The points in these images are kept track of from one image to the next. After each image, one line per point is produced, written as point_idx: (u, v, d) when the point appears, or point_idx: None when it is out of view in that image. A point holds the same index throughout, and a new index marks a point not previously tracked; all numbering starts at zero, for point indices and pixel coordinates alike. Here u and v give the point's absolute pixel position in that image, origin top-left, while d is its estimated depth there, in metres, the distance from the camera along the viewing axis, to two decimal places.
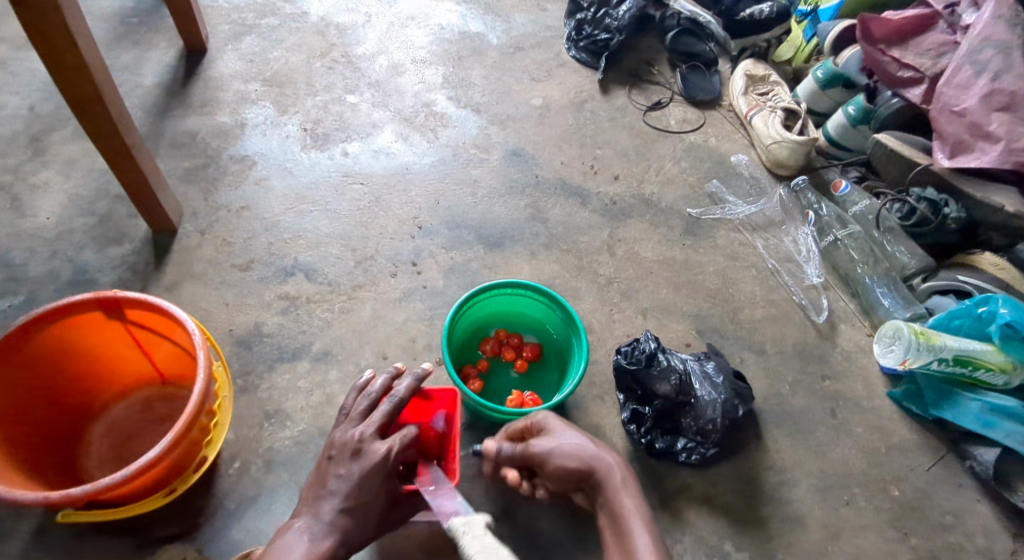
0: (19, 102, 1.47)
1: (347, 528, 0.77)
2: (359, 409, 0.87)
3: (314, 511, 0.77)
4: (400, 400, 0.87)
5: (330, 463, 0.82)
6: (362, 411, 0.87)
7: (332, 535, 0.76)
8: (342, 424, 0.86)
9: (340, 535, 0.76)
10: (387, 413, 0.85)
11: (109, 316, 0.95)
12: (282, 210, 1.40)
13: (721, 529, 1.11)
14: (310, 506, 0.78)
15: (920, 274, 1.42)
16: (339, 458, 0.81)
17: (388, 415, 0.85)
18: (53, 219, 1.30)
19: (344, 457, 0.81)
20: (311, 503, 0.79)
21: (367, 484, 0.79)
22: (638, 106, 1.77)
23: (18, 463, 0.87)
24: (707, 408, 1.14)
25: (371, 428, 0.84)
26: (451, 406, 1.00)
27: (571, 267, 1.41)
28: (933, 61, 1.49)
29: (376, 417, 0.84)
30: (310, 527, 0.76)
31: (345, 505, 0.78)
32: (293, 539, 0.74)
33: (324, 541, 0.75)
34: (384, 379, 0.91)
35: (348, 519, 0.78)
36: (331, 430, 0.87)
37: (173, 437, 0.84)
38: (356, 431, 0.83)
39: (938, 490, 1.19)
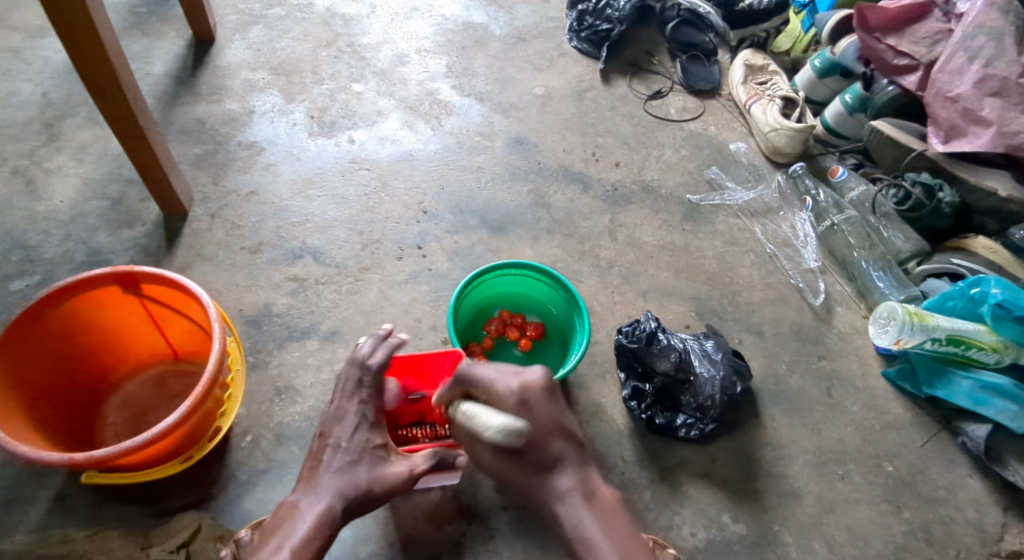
0: (32, 89, 1.50)
1: (342, 488, 0.85)
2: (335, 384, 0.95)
3: (310, 482, 0.86)
4: (360, 357, 0.94)
5: (321, 437, 0.90)
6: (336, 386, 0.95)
7: (326, 495, 0.83)
8: (326, 403, 0.95)
9: (336, 493, 0.84)
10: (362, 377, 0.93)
11: (125, 291, 0.98)
12: (290, 195, 1.43)
13: (719, 501, 1.14)
14: (307, 479, 0.87)
15: (915, 258, 1.44)
16: (327, 431, 0.90)
17: (354, 378, 0.93)
18: (67, 202, 1.33)
19: (329, 429, 0.90)
20: (308, 476, 0.87)
21: (352, 444, 0.88)
22: (639, 95, 1.80)
23: (38, 431, 0.90)
24: (706, 384, 1.18)
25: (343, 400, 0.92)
26: (456, 365, 0.99)
27: (572, 251, 1.44)
28: (928, 49, 1.52)
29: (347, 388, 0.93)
30: (308, 495, 0.84)
31: (337, 467, 0.86)
32: (295, 505, 0.82)
33: (322, 500, 0.82)
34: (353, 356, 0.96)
35: (342, 479, 0.85)
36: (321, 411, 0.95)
37: (189, 405, 0.87)
38: (335, 404, 0.93)
39: (931, 465, 1.23)
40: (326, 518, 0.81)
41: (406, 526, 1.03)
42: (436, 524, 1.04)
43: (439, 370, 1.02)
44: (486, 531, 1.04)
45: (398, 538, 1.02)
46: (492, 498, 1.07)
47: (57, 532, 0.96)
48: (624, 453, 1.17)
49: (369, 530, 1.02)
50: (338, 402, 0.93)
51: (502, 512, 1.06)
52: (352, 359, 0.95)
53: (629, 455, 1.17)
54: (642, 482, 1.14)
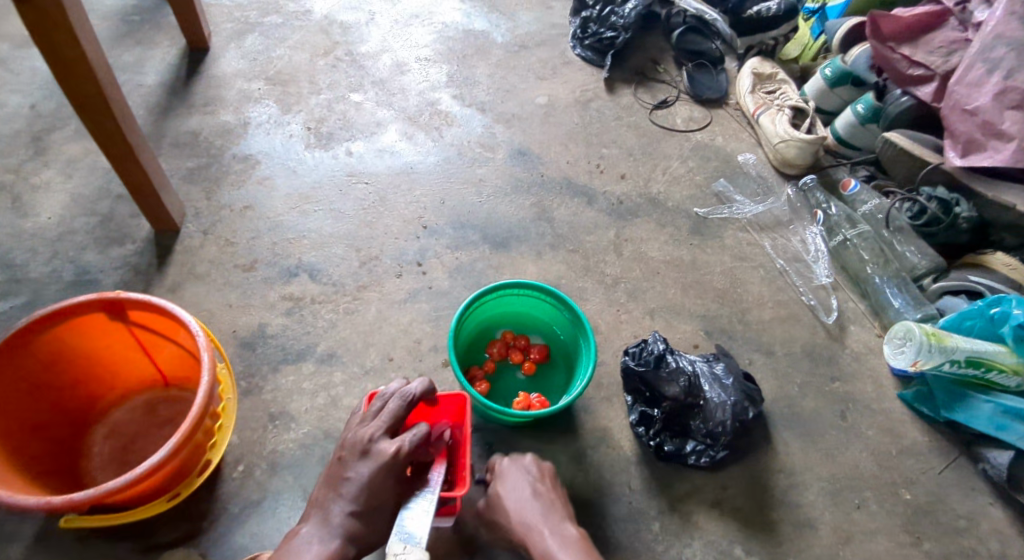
0: (20, 100, 1.46)
1: (353, 531, 0.78)
2: (372, 407, 0.87)
3: (323, 515, 0.79)
4: (412, 396, 0.85)
5: (341, 463, 0.82)
6: (373, 410, 0.86)
7: (339, 536, 0.77)
8: (354, 425, 0.86)
9: (349, 536, 0.78)
10: (400, 408, 0.85)
11: (111, 317, 0.94)
12: (286, 210, 1.39)
13: (730, 533, 1.09)
14: (320, 507, 0.80)
15: (930, 275, 1.40)
16: (348, 459, 0.81)
17: (397, 414, 0.84)
18: (55, 219, 1.29)
19: (351, 460, 0.81)
20: (321, 505, 0.81)
21: (373, 486, 0.79)
22: (644, 105, 1.75)
23: (19, 468, 0.85)
24: (717, 410, 1.12)
25: (378, 429, 0.83)
26: (463, 408, 0.96)
27: (577, 267, 1.40)
28: (943, 58, 1.47)
29: (385, 416, 0.84)
30: (318, 532, 0.78)
31: (352, 508, 0.79)
32: (304, 540, 0.77)
33: (334, 542, 0.77)
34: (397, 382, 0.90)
35: (357, 522, 0.79)
36: (348, 427, 0.87)
37: (177, 441, 0.82)
38: (366, 430, 0.83)
39: (950, 493, 1.18)
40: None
41: None
42: None
43: (441, 414, 1.00)
44: None
45: None
46: None
47: None
48: (632, 481, 1.12)
49: None
50: (370, 430, 0.84)
51: (505, 544, 1.02)
52: (400, 392, 0.86)
53: (636, 483, 1.12)
54: (651, 513, 1.10)
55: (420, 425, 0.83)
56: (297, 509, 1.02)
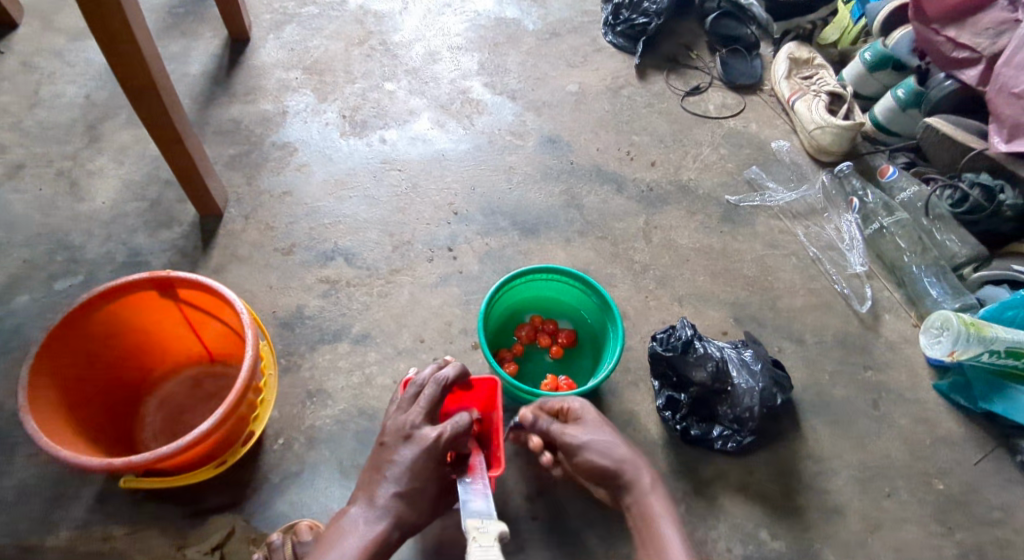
0: (75, 90, 1.54)
1: (400, 513, 0.82)
2: (407, 395, 0.89)
3: (369, 497, 0.82)
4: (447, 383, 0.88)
5: (384, 449, 0.85)
6: (410, 397, 0.89)
7: (385, 518, 0.80)
8: (393, 411, 0.89)
9: (394, 517, 0.81)
10: (438, 396, 0.88)
11: (162, 295, 0.99)
12: (322, 196, 1.43)
13: (757, 517, 1.10)
14: (366, 491, 0.84)
15: (971, 263, 1.36)
16: (392, 444, 0.85)
17: (435, 400, 0.87)
18: (108, 203, 1.36)
19: (396, 446, 0.84)
20: (367, 489, 0.84)
21: (417, 469, 0.82)
22: (676, 91, 1.74)
23: (80, 433, 0.91)
24: (744, 396, 1.12)
25: (418, 415, 0.86)
26: (492, 394, 0.99)
27: (605, 253, 1.41)
28: (991, 40, 1.37)
29: (423, 403, 0.87)
30: (367, 512, 0.81)
31: (398, 490, 0.82)
32: (352, 521, 0.80)
33: (378, 523, 0.80)
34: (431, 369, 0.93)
35: (402, 503, 0.82)
36: (386, 415, 0.90)
37: (224, 411, 0.87)
38: (406, 417, 0.86)
39: (986, 484, 1.16)
40: (381, 544, 0.79)
41: (437, 532, 1.02)
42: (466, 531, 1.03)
43: (475, 398, 1.02)
44: (516, 541, 1.03)
45: (430, 545, 1.01)
46: (523, 507, 1.06)
47: (99, 530, 0.98)
48: (658, 464, 1.14)
49: None
50: (410, 416, 0.87)
51: (532, 521, 1.05)
52: (435, 378, 0.89)
53: (662, 466, 1.14)
54: (676, 495, 1.11)
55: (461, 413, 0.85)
56: (334, 481, 1.06)
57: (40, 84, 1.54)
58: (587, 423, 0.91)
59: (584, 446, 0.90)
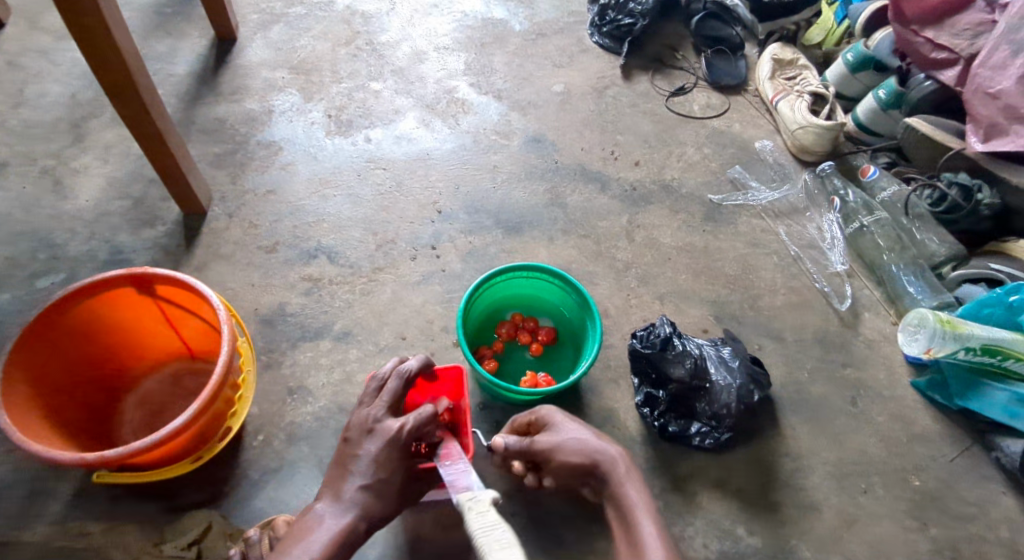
0: (61, 90, 1.54)
1: (367, 506, 0.82)
2: (370, 389, 0.91)
3: (335, 491, 0.83)
4: (409, 375, 0.90)
5: (349, 443, 0.86)
6: (373, 390, 0.90)
7: (352, 510, 0.80)
8: (356, 406, 0.90)
9: (361, 510, 0.81)
10: (400, 388, 0.89)
11: (140, 291, 1.00)
12: (307, 195, 1.44)
13: (733, 513, 1.11)
14: (332, 486, 0.84)
15: (950, 262, 1.38)
16: (356, 438, 0.85)
17: (397, 393, 0.89)
18: (91, 201, 1.36)
19: (360, 440, 0.85)
20: (333, 483, 0.84)
21: (382, 461, 0.83)
22: (661, 92, 1.75)
23: (56, 429, 0.92)
24: (722, 392, 1.14)
25: (381, 408, 0.87)
26: (458, 383, 1.01)
27: (588, 252, 1.42)
28: (969, 41, 1.41)
29: (386, 396, 0.88)
30: (334, 506, 0.81)
31: (364, 483, 0.82)
32: (319, 516, 0.80)
33: (345, 516, 0.80)
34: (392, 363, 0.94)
35: (369, 496, 0.82)
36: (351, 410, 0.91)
37: (198, 406, 0.88)
38: (370, 411, 0.87)
39: (962, 480, 1.17)
40: (349, 536, 0.79)
41: (414, 528, 1.03)
42: (443, 527, 1.04)
43: (440, 387, 1.04)
44: None
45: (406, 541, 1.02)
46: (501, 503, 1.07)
47: (76, 526, 0.98)
48: (636, 460, 1.15)
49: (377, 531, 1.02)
50: (373, 410, 0.88)
51: (509, 517, 1.06)
52: (398, 371, 0.90)
53: (640, 462, 1.14)
54: (654, 491, 1.12)
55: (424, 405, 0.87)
56: (312, 477, 1.07)
57: (26, 83, 1.55)
58: (565, 418, 0.92)
59: (571, 431, 0.89)
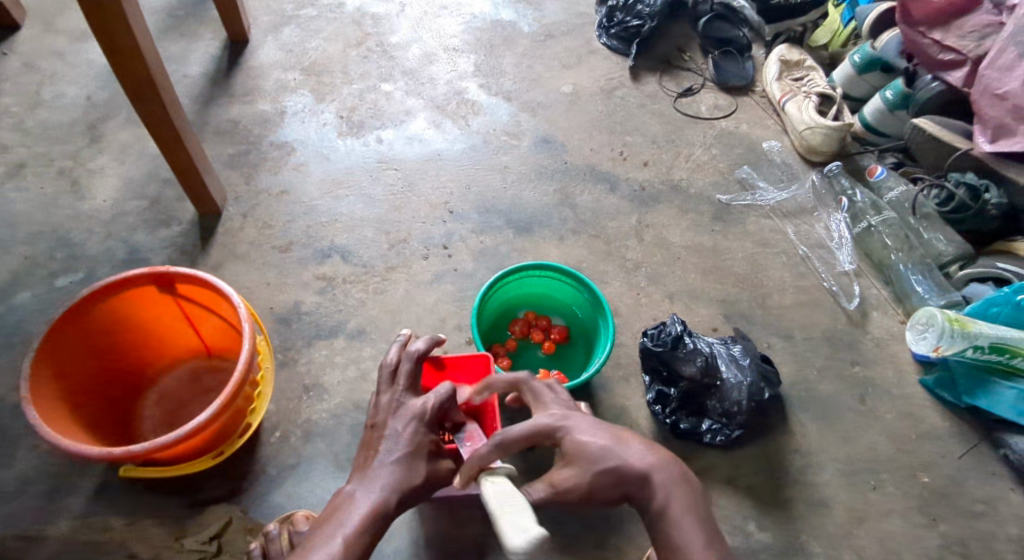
0: (77, 91, 1.56)
1: (397, 480, 0.79)
2: (384, 375, 0.92)
3: (363, 472, 0.80)
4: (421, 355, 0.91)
5: (373, 427, 0.85)
6: (387, 377, 0.91)
7: (382, 485, 0.77)
8: (375, 396, 0.91)
9: (392, 485, 0.78)
10: (415, 371, 0.91)
11: (161, 290, 1.02)
12: (320, 195, 1.46)
13: (745, 509, 1.12)
14: (360, 469, 0.81)
15: (957, 262, 1.38)
16: (381, 420, 0.85)
17: (413, 374, 0.91)
18: (108, 202, 1.38)
19: (385, 420, 0.85)
20: (360, 466, 0.81)
21: (411, 436, 0.83)
22: (669, 93, 1.77)
23: (81, 426, 0.94)
24: (733, 390, 1.15)
25: (401, 391, 0.89)
26: (482, 370, 1.05)
27: (598, 251, 1.43)
28: (976, 43, 1.43)
29: (404, 379, 0.90)
30: (363, 484, 0.78)
31: (392, 459, 0.80)
32: (348, 494, 0.77)
33: (376, 492, 0.76)
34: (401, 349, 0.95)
35: (399, 471, 0.79)
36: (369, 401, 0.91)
37: (221, 403, 0.89)
38: (390, 394, 0.88)
39: (970, 477, 1.19)
40: (383, 511, 0.75)
41: (431, 523, 1.05)
42: (459, 523, 1.05)
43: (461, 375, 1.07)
44: None
45: (423, 535, 1.03)
46: None
47: (98, 520, 1.00)
48: None
49: (394, 526, 1.04)
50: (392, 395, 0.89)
51: None
52: (407, 353, 0.92)
53: None
54: None
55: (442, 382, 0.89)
56: (329, 473, 1.09)
57: (42, 85, 1.56)
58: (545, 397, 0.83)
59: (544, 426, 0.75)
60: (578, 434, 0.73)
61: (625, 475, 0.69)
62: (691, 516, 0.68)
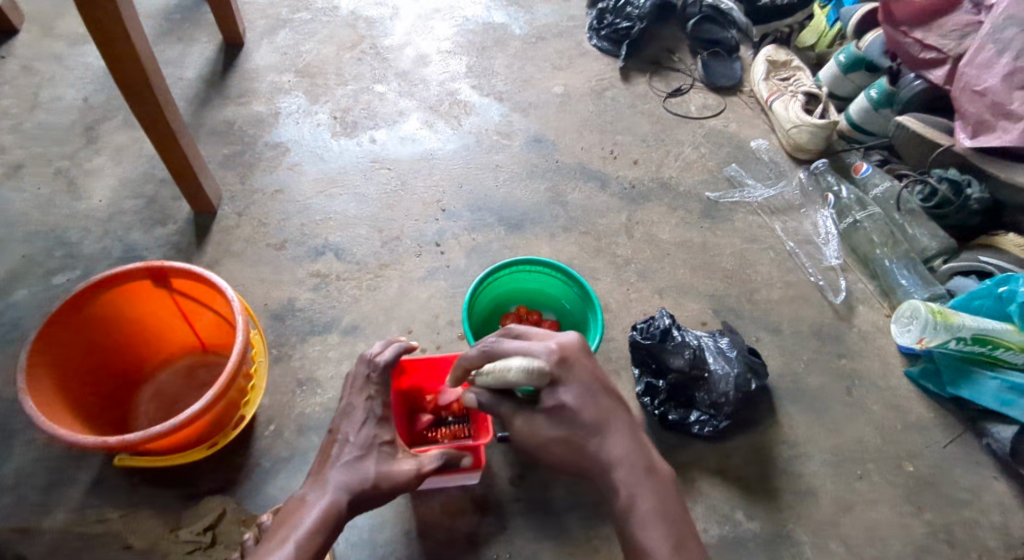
0: (74, 94, 1.58)
1: (347, 480, 0.82)
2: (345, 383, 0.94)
3: (318, 476, 0.84)
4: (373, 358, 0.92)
5: (332, 433, 0.89)
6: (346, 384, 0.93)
7: (330, 487, 0.81)
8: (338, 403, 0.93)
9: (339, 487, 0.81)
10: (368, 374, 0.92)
11: (156, 284, 1.03)
12: (313, 194, 1.48)
13: (733, 498, 1.14)
14: (316, 474, 0.85)
15: (940, 256, 1.42)
16: (337, 426, 0.89)
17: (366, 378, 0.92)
18: (105, 201, 1.40)
19: (339, 425, 0.88)
20: (318, 471, 0.85)
21: (360, 440, 0.86)
22: (658, 93, 1.79)
23: (77, 417, 0.95)
24: (720, 381, 1.17)
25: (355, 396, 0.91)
26: None
27: (589, 248, 1.45)
28: (957, 42, 1.46)
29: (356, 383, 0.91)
30: (316, 488, 0.82)
31: (342, 463, 0.84)
32: (300, 498, 0.81)
33: (324, 494, 0.80)
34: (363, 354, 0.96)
35: (348, 472, 0.82)
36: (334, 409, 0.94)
37: (214, 393, 0.91)
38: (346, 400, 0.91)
39: (954, 467, 1.20)
40: (332, 511, 0.78)
41: (422, 514, 1.06)
42: (451, 514, 1.07)
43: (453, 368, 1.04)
44: (499, 523, 1.07)
45: (414, 526, 1.05)
46: (507, 490, 1.10)
47: (94, 513, 1.01)
48: None
49: (387, 517, 1.05)
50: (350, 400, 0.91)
51: (515, 504, 1.09)
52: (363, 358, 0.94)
53: None
54: None
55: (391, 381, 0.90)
56: None
57: (40, 88, 1.58)
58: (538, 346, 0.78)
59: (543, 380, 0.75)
60: (570, 395, 0.75)
61: (613, 455, 0.74)
62: (664, 514, 0.72)
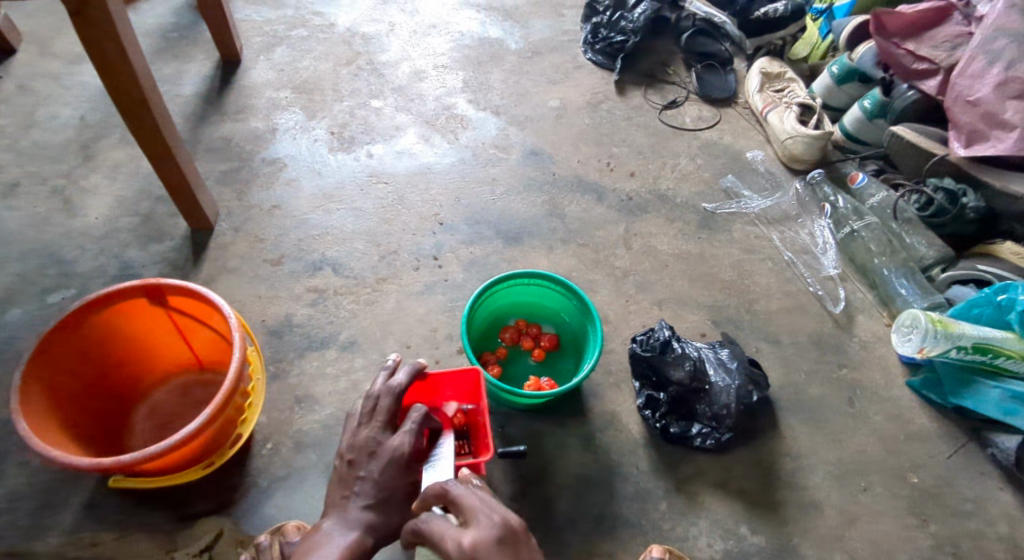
0: (70, 112, 1.58)
1: (371, 520, 0.83)
2: (364, 409, 0.91)
3: (341, 512, 0.84)
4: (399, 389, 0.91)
5: (351, 465, 0.87)
6: (365, 412, 0.91)
7: (358, 527, 0.82)
8: (353, 428, 0.91)
9: (366, 526, 0.82)
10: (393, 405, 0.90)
11: (152, 302, 1.02)
12: (311, 209, 1.48)
13: (736, 512, 1.12)
14: (338, 508, 0.85)
15: (939, 265, 1.42)
16: (359, 460, 0.87)
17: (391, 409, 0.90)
18: (100, 219, 1.39)
19: (360, 460, 0.87)
20: (338, 505, 0.85)
21: (385, 480, 0.84)
22: (654, 105, 1.81)
23: (71, 438, 0.94)
24: (721, 393, 1.16)
25: (378, 428, 0.89)
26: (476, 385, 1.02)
27: (587, 260, 1.45)
28: (948, 53, 1.49)
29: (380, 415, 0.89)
30: (340, 524, 0.83)
31: (366, 502, 0.84)
32: (325, 534, 0.81)
33: (351, 533, 0.81)
34: (382, 377, 0.94)
35: (374, 512, 0.83)
36: (346, 433, 0.92)
37: (211, 412, 0.89)
38: (367, 432, 0.89)
39: (959, 477, 1.19)
40: (358, 552, 0.80)
41: None
42: None
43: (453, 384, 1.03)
44: None
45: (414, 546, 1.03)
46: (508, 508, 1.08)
47: (88, 536, 1.00)
48: (639, 462, 1.16)
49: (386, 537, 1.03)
50: (372, 430, 0.89)
51: None
52: (388, 387, 0.92)
53: (643, 464, 1.16)
54: (658, 493, 1.13)
55: (415, 409, 0.88)
56: (320, 485, 1.08)
57: (36, 106, 1.59)
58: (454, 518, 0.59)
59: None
60: None
61: None
62: None
